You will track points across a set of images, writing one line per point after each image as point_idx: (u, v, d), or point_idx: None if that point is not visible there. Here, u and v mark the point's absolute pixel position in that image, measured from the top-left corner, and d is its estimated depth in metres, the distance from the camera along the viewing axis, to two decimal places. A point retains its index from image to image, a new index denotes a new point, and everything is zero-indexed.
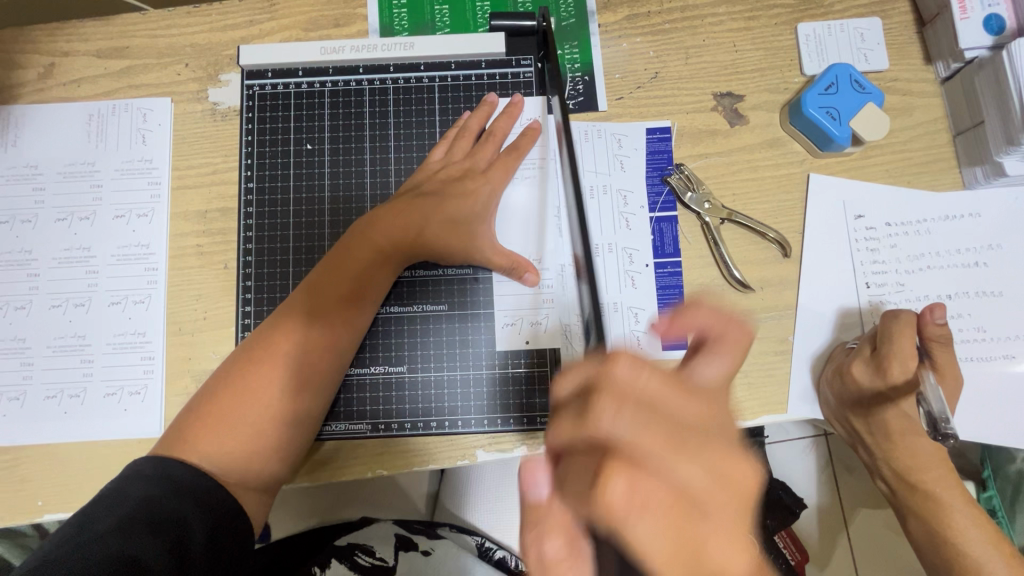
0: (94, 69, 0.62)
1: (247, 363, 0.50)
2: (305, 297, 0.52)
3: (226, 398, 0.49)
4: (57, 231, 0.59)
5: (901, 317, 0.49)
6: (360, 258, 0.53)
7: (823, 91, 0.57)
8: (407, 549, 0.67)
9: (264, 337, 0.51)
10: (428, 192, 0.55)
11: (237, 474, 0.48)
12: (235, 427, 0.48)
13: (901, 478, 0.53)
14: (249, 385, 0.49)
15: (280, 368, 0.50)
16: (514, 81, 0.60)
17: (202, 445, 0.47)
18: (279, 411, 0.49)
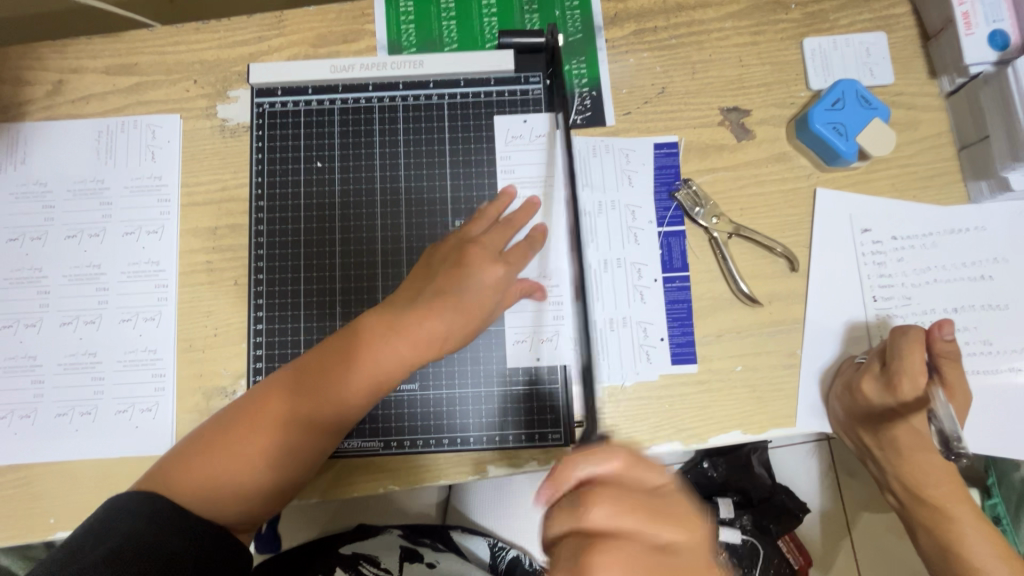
0: (103, 86, 0.62)
1: (251, 421, 0.49)
2: (316, 373, 0.50)
3: (223, 449, 0.48)
4: (67, 248, 0.59)
5: (910, 334, 0.49)
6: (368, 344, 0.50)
7: (829, 107, 0.57)
8: (413, 560, 0.65)
9: (272, 401, 0.50)
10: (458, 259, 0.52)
11: (222, 506, 0.48)
12: (225, 479, 0.48)
13: (912, 494, 0.52)
14: (249, 447, 0.49)
15: (281, 440, 0.49)
16: (523, 98, 0.60)
17: (190, 483, 0.47)
18: (270, 480, 0.49)
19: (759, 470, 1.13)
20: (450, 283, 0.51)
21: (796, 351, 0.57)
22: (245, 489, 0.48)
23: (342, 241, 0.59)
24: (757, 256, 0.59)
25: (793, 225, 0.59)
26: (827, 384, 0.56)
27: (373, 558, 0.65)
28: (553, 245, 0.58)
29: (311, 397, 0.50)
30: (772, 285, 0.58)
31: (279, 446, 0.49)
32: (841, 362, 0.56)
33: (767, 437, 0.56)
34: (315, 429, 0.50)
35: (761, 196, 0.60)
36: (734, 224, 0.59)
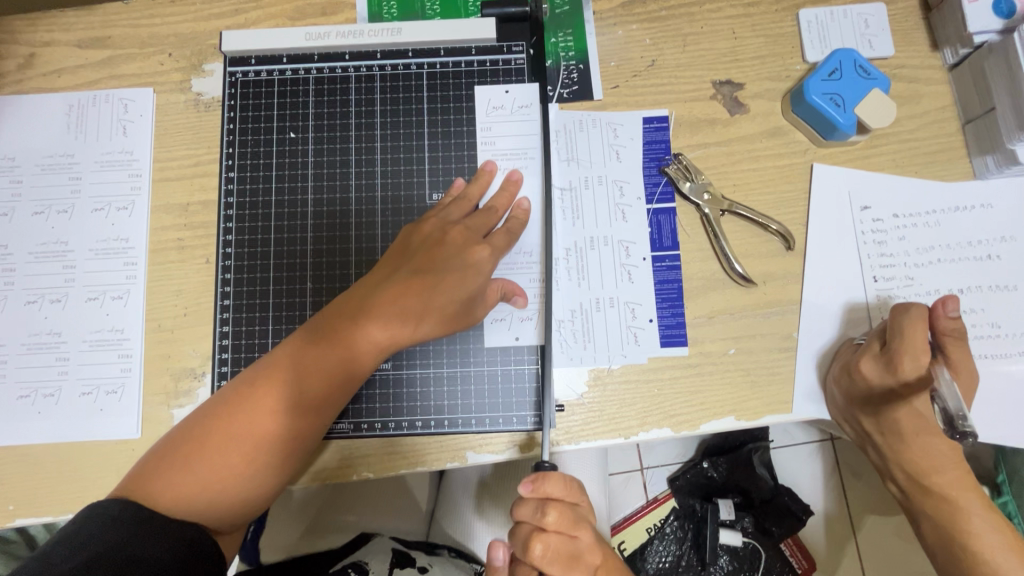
0: (75, 59, 0.60)
1: (234, 419, 0.47)
2: (299, 364, 0.48)
3: (206, 450, 0.46)
4: (34, 225, 0.57)
5: (913, 310, 0.46)
6: (354, 334, 0.48)
7: (826, 77, 0.55)
8: (403, 565, 0.60)
9: (254, 397, 0.47)
10: (435, 239, 0.50)
11: (208, 512, 0.46)
12: (209, 482, 0.46)
13: (915, 482, 0.50)
14: (234, 446, 0.46)
15: (268, 436, 0.47)
16: (505, 68, 0.58)
17: (172, 491, 0.45)
18: (257, 481, 0.47)
19: (759, 471, 1.09)
20: (435, 268, 0.49)
21: (792, 334, 0.54)
22: (234, 490, 0.46)
23: (315, 215, 0.57)
24: (751, 234, 0.56)
25: (790, 202, 0.57)
26: (824, 368, 0.53)
27: (361, 565, 0.60)
28: (534, 219, 0.55)
29: (295, 391, 0.48)
30: (766, 265, 0.55)
31: (267, 443, 0.47)
32: (840, 345, 0.53)
33: (762, 424, 0.53)
34: (302, 424, 0.48)
35: (755, 172, 0.57)
36: (727, 200, 0.56)
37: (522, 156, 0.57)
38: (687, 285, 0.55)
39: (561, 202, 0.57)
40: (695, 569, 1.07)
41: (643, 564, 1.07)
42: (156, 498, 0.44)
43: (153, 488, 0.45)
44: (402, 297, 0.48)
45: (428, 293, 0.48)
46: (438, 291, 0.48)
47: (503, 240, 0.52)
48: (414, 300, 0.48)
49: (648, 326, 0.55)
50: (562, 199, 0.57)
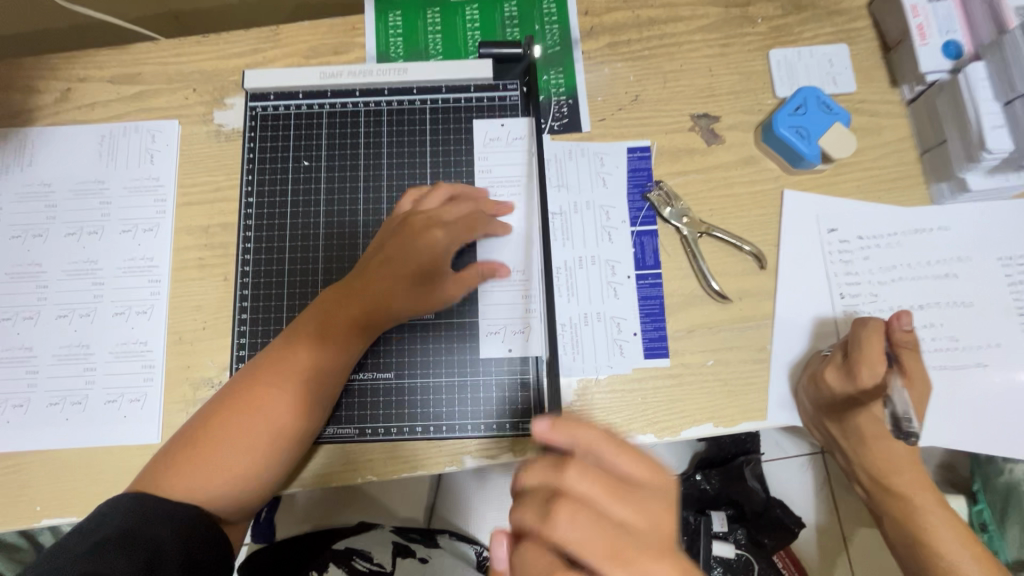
0: (108, 94, 0.66)
1: (238, 406, 0.52)
2: (291, 349, 0.54)
3: (215, 440, 0.51)
4: (67, 245, 0.62)
5: (869, 324, 0.51)
6: (342, 319, 0.54)
7: (793, 112, 0.60)
8: (404, 556, 0.67)
9: (253, 386, 0.53)
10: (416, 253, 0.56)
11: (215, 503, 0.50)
12: (213, 476, 0.50)
13: (876, 482, 0.54)
14: (241, 433, 0.51)
15: (270, 420, 0.52)
16: (501, 103, 0.64)
17: (189, 483, 0.50)
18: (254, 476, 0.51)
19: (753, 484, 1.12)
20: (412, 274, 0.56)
21: (766, 347, 0.59)
22: (237, 481, 0.51)
23: (325, 236, 0.62)
24: (727, 254, 0.61)
25: (763, 225, 0.62)
26: (795, 378, 0.58)
27: (366, 554, 0.67)
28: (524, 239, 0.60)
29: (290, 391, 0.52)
30: (741, 282, 0.60)
31: (268, 426, 0.52)
32: (810, 356, 0.58)
33: (738, 430, 0.57)
34: (296, 422, 0.53)
35: (731, 197, 0.62)
36: (704, 224, 0.61)
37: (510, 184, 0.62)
38: (669, 301, 0.60)
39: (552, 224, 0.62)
40: None
41: None
42: (176, 489, 0.49)
43: (170, 483, 0.49)
44: (381, 284, 0.55)
45: (404, 278, 0.55)
46: (412, 276, 0.56)
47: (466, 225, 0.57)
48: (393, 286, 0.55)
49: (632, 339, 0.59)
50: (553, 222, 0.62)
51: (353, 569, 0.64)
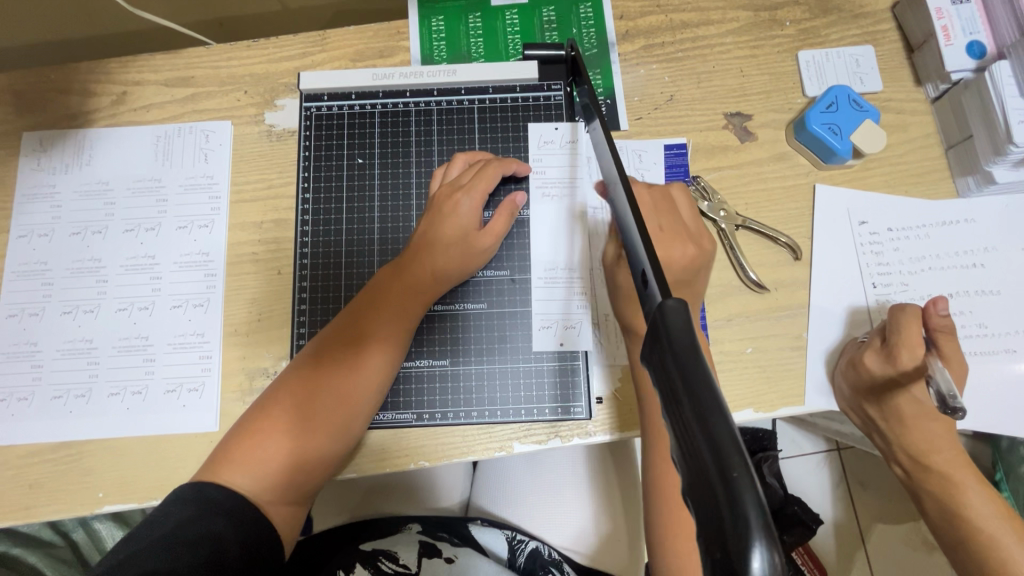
0: (162, 96, 0.69)
1: (286, 390, 0.54)
2: (333, 332, 0.56)
3: (258, 431, 0.52)
4: (125, 241, 0.65)
5: (907, 309, 0.53)
6: (380, 298, 0.56)
7: (824, 110, 0.63)
8: (431, 556, 0.65)
9: (299, 371, 0.54)
10: (430, 268, 0.57)
11: (263, 495, 0.50)
12: (247, 479, 0.50)
13: (917, 462, 0.57)
14: (290, 415, 0.52)
15: (316, 399, 0.53)
16: (546, 103, 0.66)
17: (245, 467, 0.50)
18: (281, 483, 0.51)
19: (772, 481, 1.05)
20: (424, 290, 0.57)
21: (802, 334, 0.61)
22: (267, 485, 0.50)
23: (380, 231, 0.64)
24: (762, 246, 0.63)
25: (796, 218, 0.64)
26: (833, 364, 0.60)
27: (392, 554, 0.65)
28: (577, 234, 0.63)
29: (310, 405, 0.53)
30: (777, 273, 0.62)
31: (315, 404, 0.53)
32: (845, 343, 0.60)
33: (777, 415, 0.59)
34: (316, 436, 0.52)
35: (764, 192, 0.65)
36: (740, 217, 0.63)
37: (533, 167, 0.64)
38: (707, 291, 0.62)
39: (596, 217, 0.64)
40: None
41: None
42: (225, 479, 0.49)
43: (227, 471, 0.50)
44: (416, 261, 0.57)
45: (438, 251, 0.57)
46: (446, 250, 0.58)
47: (483, 183, 0.60)
48: (428, 260, 0.57)
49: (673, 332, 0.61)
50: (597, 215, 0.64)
51: (379, 570, 0.63)
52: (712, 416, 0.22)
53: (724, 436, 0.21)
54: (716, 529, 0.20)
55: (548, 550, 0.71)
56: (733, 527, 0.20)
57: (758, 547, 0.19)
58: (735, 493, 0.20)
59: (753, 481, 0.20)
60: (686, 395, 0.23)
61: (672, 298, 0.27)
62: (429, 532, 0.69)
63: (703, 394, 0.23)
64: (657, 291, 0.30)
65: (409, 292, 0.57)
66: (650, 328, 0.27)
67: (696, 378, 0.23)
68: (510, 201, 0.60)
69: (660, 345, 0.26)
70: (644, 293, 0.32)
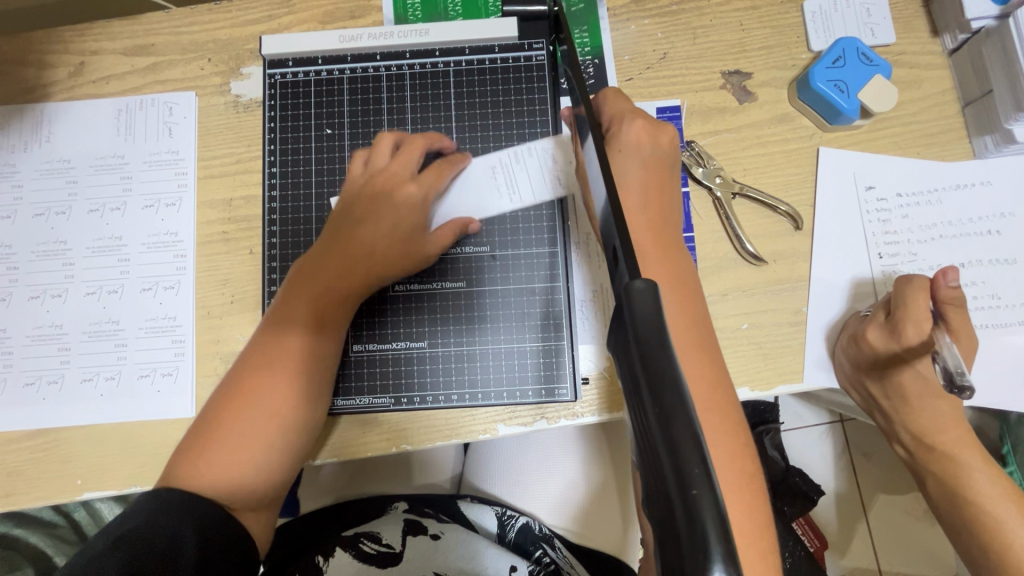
0: (122, 66, 0.64)
1: (233, 386, 0.52)
2: (271, 325, 0.53)
3: (224, 424, 0.50)
4: (90, 221, 0.62)
5: (914, 280, 0.50)
6: (319, 277, 0.53)
7: (830, 65, 0.58)
8: (416, 534, 0.65)
9: (249, 364, 0.52)
10: (368, 245, 0.54)
11: (230, 486, 0.49)
12: (221, 474, 0.49)
13: (919, 441, 0.55)
14: (238, 408, 0.50)
15: (262, 394, 0.51)
16: (526, 64, 0.62)
17: (201, 470, 0.49)
18: (258, 473, 0.50)
19: (772, 452, 1.05)
20: (362, 268, 0.54)
21: (802, 309, 0.57)
22: (241, 478, 0.49)
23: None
24: (760, 216, 0.59)
25: (797, 184, 0.60)
26: (834, 339, 0.56)
27: (374, 535, 0.64)
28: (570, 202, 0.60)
29: (278, 395, 0.51)
30: (776, 244, 0.59)
31: (263, 400, 0.51)
32: (848, 317, 0.57)
33: (775, 393, 0.56)
34: (291, 423, 0.51)
35: (764, 157, 0.60)
36: (738, 183, 0.59)
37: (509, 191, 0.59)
38: (701, 265, 0.59)
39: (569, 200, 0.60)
40: None
41: None
42: (192, 474, 0.48)
43: (188, 472, 0.49)
44: (357, 247, 0.53)
45: (368, 246, 0.53)
46: (389, 249, 0.54)
47: (433, 174, 0.56)
48: (370, 244, 0.54)
49: None
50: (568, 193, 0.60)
51: (361, 552, 0.62)
52: (675, 422, 0.20)
53: (688, 448, 0.19)
54: (676, 554, 0.18)
55: (538, 526, 0.70)
56: (693, 547, 0.18)
57: (718, 573, 0.17)
58: (696, 516, 0.18)
59: (715, 495, 0.19)
60: (649, 395, 0.21)
61: (639, 280, 0.24)
62: (415, 510, 0.68)
63: (669, 398, 0.21)
64: (626, 271, 0.27)
65: (357, 278, 0.54)
66: (615, 316, 0.24)
67: (662, 378, 0.21)
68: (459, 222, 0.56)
69: (625, 335, 0.23)
70: (613, 272, 0.30)
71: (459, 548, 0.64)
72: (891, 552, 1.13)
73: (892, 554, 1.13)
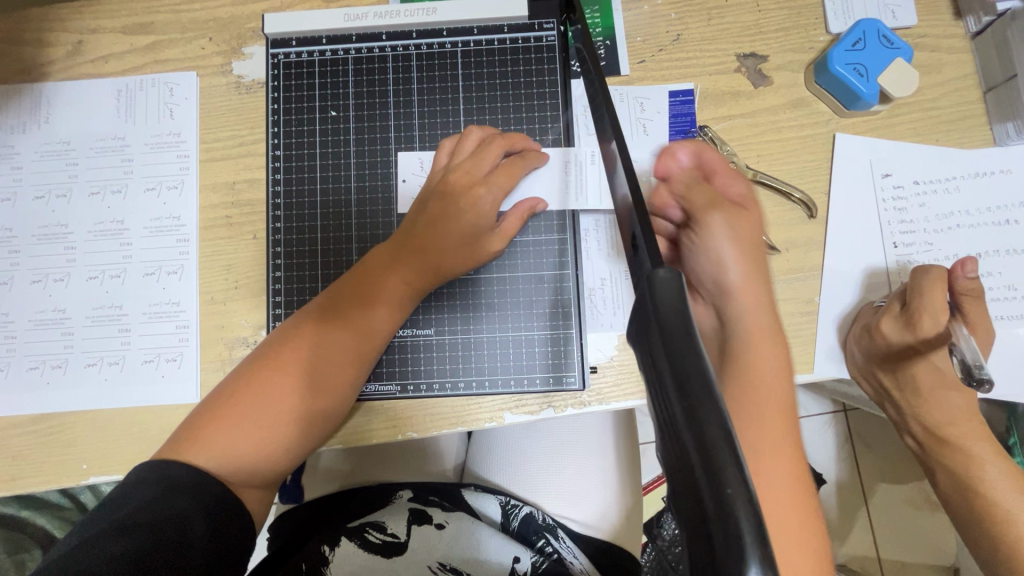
0: (121, 45, 0.63)
1: (264, 373, 0.51)
2: (316, 315, 0.53)
3: (245, 402, 0.50)
4: (92, 204, 0.61)
5: (932, 272, 0.49)
6: (371, 268, 0.54)
7: (850, 47, 0.56)
8: (421, 523, 0.66)
9: (287, 344, 0.52)
10: (420, 241, 0.53)
11: (231, 468, 0.49)
12: (228, 453, 0.48)
13: (930, 434, 0.54)
14: (263, 388, 0.50)
15: (296, 389, 0.50)
16: (537, 45, 0.60)
17: (222, 453, 0.48)
18: (261, 458, 0.50)
19: None
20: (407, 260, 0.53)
21: (814, 298, 0.56)
22: (244, 460, 0.49)
23: (410, 183, 0.59)
24: (774, 203, 0.58)
25: (812, 171, 0.58)
26: (846, 329, 0.55)
27: (380, 524, 0.65)
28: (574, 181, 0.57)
29: (304, 385, 0.51)
30: (790, 232, 0.57)
31: (295, 394, 0.50)
32: (861, 308, 0.56)
33: None
34: (308, 415, 0.51)
35: (779, 143, 0.59)
36: (751, 170, 0.58)
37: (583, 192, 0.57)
38: None
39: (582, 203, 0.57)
40: None
41: None
42: (200, 450, 0.48)
43: (197, 446, 0.48)
44: (414, 248, 0.53)
45: (418, 238, 0.53)
46: (437, 244, 0.53)
47: (505, 175, 0.54)
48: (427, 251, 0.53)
49: None
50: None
51: (367, 542, 0.63)
52: (702, 415, 0.19)
53: (717, 442, 0.19)
54: (704, 551, 0.18)
55: (541, 515, 0.69)
56: (726, 547, 0.18)
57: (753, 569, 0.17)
58: (729, 509, 0.18)
59: (749, 494, 0.18)
60: (675, 391, 0.21)
61: (663, 270, 0.24)
62: (420, 498, 0.69)
63: (696, 388, 0.20)
64: (646, 257, 0.27)
65: (400, 273, 0.53)
66: (638, 305, 0.24)
67: (688, 369, 0.21)
68: (528, 203, 0.56)
69: (648, 324, 0.23)
70: (633, 259, 0.29)
71: (463, 537, 0.65)
72: (890, 540, 1.14)
73: (892, 542, 1.14)
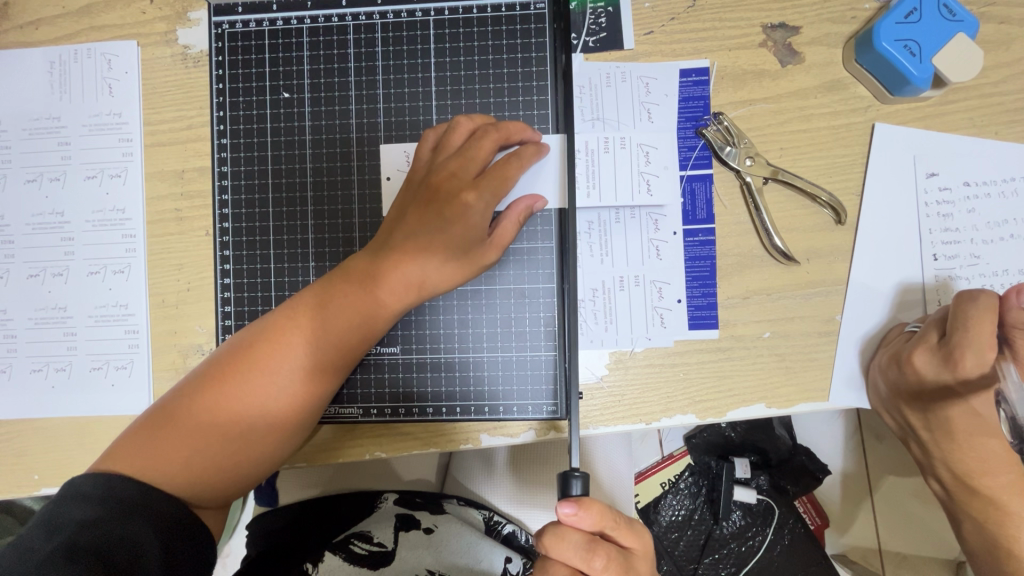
0: (51, 9, 0.55)
1: (221, 385, 0.45)
2: (280, 322, 0.47)
3: (201, 411, 0.45)
4: (28, 193, 0.55)
5: (981, 300, 0.42)
6: (349, 270, 0.48)
7: (901, 19, 0.47)
8: (408, 529, 0.62)
9: (249, 350, 0.46)
10: (405, 240, 0.47)
11: (176, 485, 0.43)
12: (175, 466, 0.43)
13: (959, 480, 0.49)
14: (222, 398, 0.45)
15: (260, 403, 0.45)
16: (523, 13, 0.52)
17: (168, 470, 0.43)
18: (214, 474, 0.44)
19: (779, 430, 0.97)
20: (388, 259, 0.47)
21: (835, 318, 0.49)
22: (193, 475, 0.44)
23: (395, 180, 0.52)
24: (797, 206, 0.50)
25: (844, 167, 0.50)
26: (868, 354, 0.49)
27: (365, 534, 0.62)
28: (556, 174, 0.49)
29: (270, 396, 0.45)
30: (812, 240, 0.50)
31: (259, 410, 0.45)
32: (888, 330, 0.49)
33: (794, 413, 0.49)
34: (273, 429, 0.46)
35: (805, 134, 0.50)
36: (771, 166, 0.50)
37: (589, 183, 0.51)
38: (722, 262, 0.50)
39: (585, 198, 0.50)
40: (707, 523, 0.96)
41: (655, 518, 0.96)
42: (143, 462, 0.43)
43: (141, 458, 0.43)
44: (397, 248, 0.47)
45: (404, 237, 0.47)
46: (425, 245, 0.46)
47: (497, 179, 0.46)
48: (406, 263, 0.46)
49: (675, 308, 0.50)
50: (641, 206, 0.51)
51: (352, 554, 0.60)
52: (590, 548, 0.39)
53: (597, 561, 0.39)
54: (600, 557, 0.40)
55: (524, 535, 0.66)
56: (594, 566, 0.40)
57: None
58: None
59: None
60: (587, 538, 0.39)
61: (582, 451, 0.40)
62: (405, 500, 0.65)
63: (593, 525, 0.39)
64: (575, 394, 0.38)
65: (380, 276, 0.47)
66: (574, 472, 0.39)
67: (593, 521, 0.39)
68: (526, 201, 0.48)
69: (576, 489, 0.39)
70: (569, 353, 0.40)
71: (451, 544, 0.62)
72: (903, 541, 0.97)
73: (905, 542, 0.97)
